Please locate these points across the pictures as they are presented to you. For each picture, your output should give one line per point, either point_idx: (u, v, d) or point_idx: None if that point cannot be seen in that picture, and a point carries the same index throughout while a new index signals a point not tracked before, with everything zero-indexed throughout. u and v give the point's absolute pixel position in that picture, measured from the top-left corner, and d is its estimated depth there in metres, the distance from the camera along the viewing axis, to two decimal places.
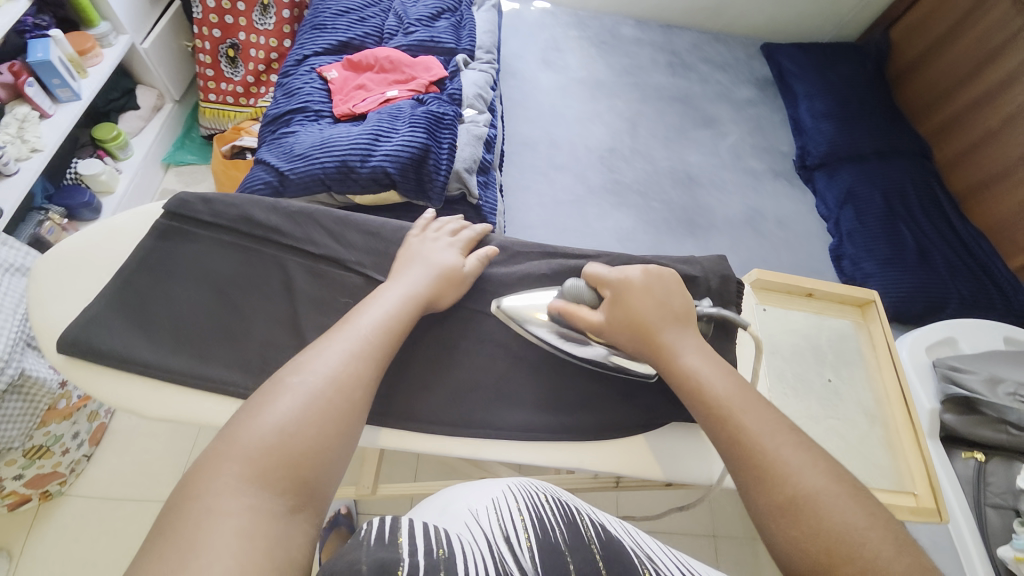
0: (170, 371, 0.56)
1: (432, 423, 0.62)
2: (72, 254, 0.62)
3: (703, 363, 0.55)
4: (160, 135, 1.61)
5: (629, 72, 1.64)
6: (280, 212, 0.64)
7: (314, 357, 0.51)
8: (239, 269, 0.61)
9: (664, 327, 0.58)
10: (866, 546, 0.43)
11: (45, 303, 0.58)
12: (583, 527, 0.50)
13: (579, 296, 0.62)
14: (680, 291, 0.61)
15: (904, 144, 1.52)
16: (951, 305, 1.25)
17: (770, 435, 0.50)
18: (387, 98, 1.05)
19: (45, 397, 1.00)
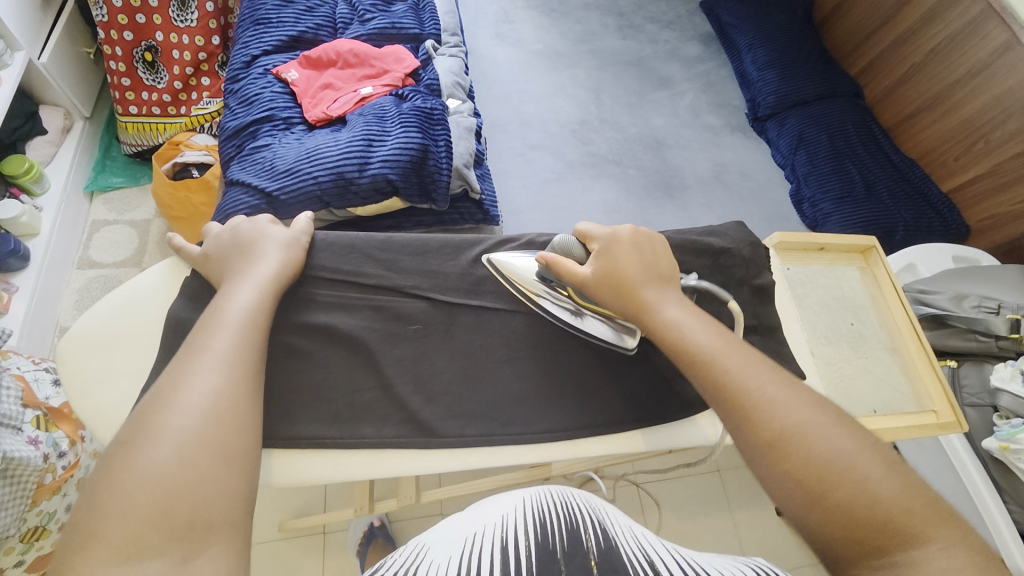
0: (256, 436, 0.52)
1: (520, 433, 0.57)
2: (100, 331, 0.56)
3: (684, 314, 0.53)
4: (76, 161, 1.41)
5: (582, 38, 1.62)
6: (319, 247, 0.61)
7: (178, 385, 0.45)
8: (300, 317, 0.57)
9: (648, 285, 0.55)
10: (858, 468, 0.42)
11: (86, 390, 0.54)
12: (583, 530, 0.49)
13: (569, 250, 0.59)
14: (664, 252, 0.59)
15: (841, 86, 1.63)
16: (899, 230, 1.39)
17: (751, 374, 0.48)
18: (362, 96, 0.98)
19: (31, 474, 0.90)
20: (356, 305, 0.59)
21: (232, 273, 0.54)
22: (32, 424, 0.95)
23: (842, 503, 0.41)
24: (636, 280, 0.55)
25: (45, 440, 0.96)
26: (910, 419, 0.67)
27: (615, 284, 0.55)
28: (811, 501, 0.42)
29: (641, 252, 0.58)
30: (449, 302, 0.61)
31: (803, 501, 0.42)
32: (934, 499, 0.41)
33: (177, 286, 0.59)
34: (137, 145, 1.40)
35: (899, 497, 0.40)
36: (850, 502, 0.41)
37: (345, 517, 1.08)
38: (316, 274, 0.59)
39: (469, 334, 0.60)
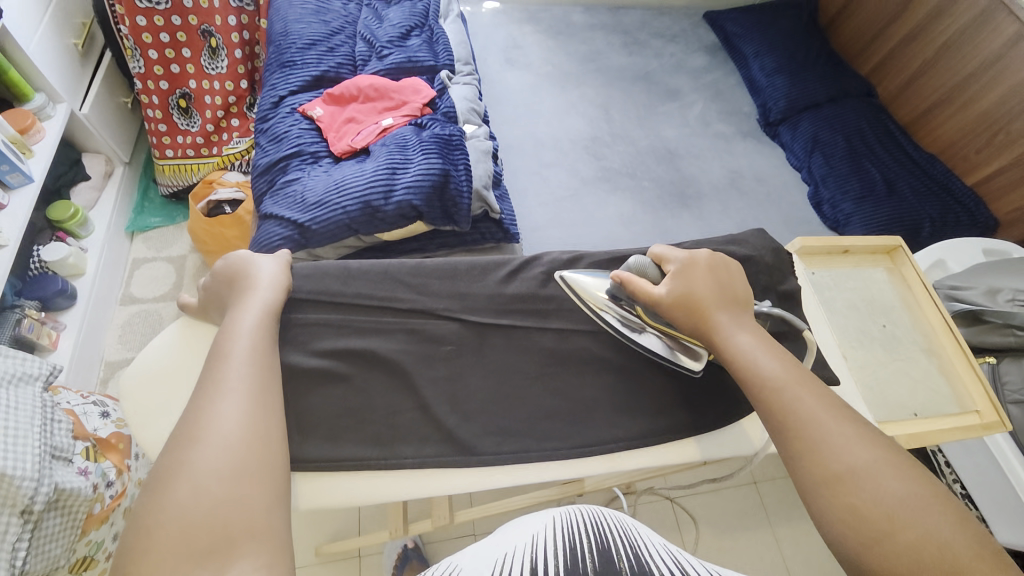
0: (303, 460, 0.54)
1: (555, 448, 0.58)
2: (156, 364, 0.60)
3: (756, 344, 0.56)
4: (117, 204, 1.50)
5: (589, 58, 1.66)
6: (354, 274, 0.64)
7: (205, 413, 0.47)
8: (338, 344, 0.59)
9: (722, 311, 0.58)
10: (918, 518, 0.44)
11: (147, 421, 0.57)
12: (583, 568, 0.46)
13: (644, 269, 0.62)
14: (738, 278, 0.62)
15: (852, 87, 1.63)
16: (925, 227, 1.36)
17: (821, 409, 0.51)
18: (384, 127, 1.03)
19: (82, 504, 0.94)
20: (395, 330, 0.61)
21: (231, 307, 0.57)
22: (82, 455, 0.99)
23: (903, 548, 0.43)
24: (712, 305, 0.58)
25: (94, 470, 1.00)
26: (954, 421, 0.65)
27: (691, 306, 0.58)
28: (871, 544, 0.44)
29: (716, 277, 0.61)
30: (480, 322, 0.63)
31: (862, 542, 0.45)
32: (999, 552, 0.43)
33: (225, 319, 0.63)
34: (173, 185, 1.49)
35: (963, 542, 0.43)
36: (914, 550, 0.43)
37: (380, 539, 1.09)
38: (352, 300, 0.62)
39: (499, 351, 0.62)
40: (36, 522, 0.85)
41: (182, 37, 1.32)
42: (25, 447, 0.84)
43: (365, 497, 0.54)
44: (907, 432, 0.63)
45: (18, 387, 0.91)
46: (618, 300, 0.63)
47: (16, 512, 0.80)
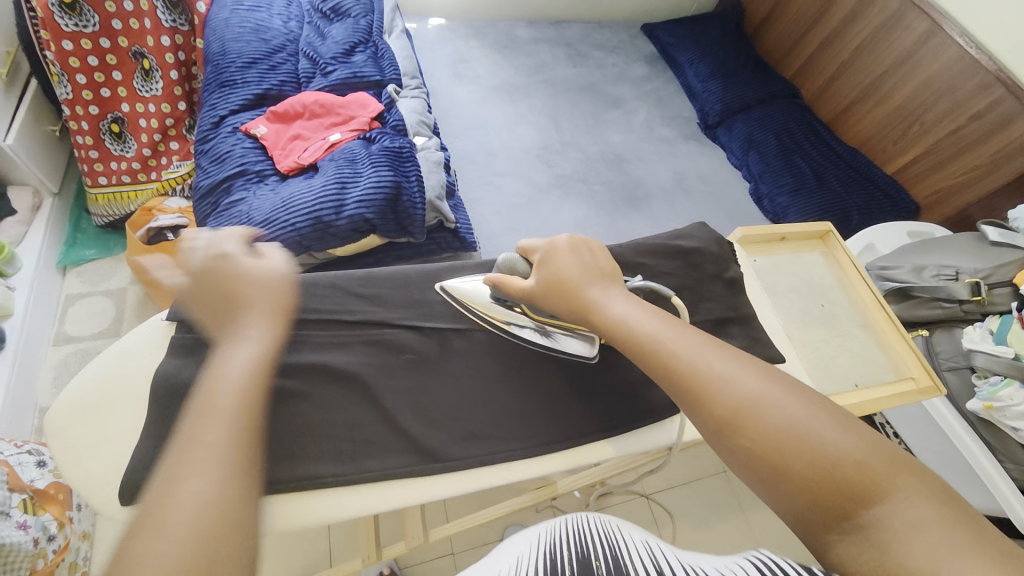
0: (265, 485, 0.50)
1: (521, 447, 0.58)
2: (94, 396, 0.56)
3: (629, 308, 0.54)
4: (48, 237, 1.41)
5: (535, 70, 1.71)
6: (300, 288, 0.61)
7: (194, 455, 0.42)
8: (292, 360, 0.57)
9: (592, 286, 0.57)
10: (816, 437, 0.43)
11: (86, 456, 0.53)
12: (562, 561, 0.44)
13: (513, 267, 0.61)
14: (604, 252, 0.61)
15: (779, 89, 1.76)
16: (855, 214, 1.47)
17: (699, 353, 0.50)
18: (332, 143, 1.02)
19: (24, 559, 0.87)
20: (353, 344, 0.59)
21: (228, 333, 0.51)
22: (19, 509, 0.90)
23: (800, 474, 0.42)
24: (579, 284, 0.56)
25: (33, 524, 0.91)
26: (891, 388, 0.69)
27: (564, 290, 0.57)
28: (775, 477, 0.43)
29: (580, 255, 0.59)
30: (438, 329, 0.62)
31: (764, 476, 0.44)
32: (895, 453, 0.42)
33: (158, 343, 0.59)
34: (109, 215, 1.41)
35: (856, 455, 0.42)
36: (807, 476, 0.42)
37: (354, 568, 1.04)
38: (307, 316, 0.59)
39: (460, 357, 0.62)
40: None
41: (113, 59, 1.26)
42: None
43: (329, 517, 0.52)
44: (847, 401, 0.67)
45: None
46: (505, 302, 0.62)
47: None
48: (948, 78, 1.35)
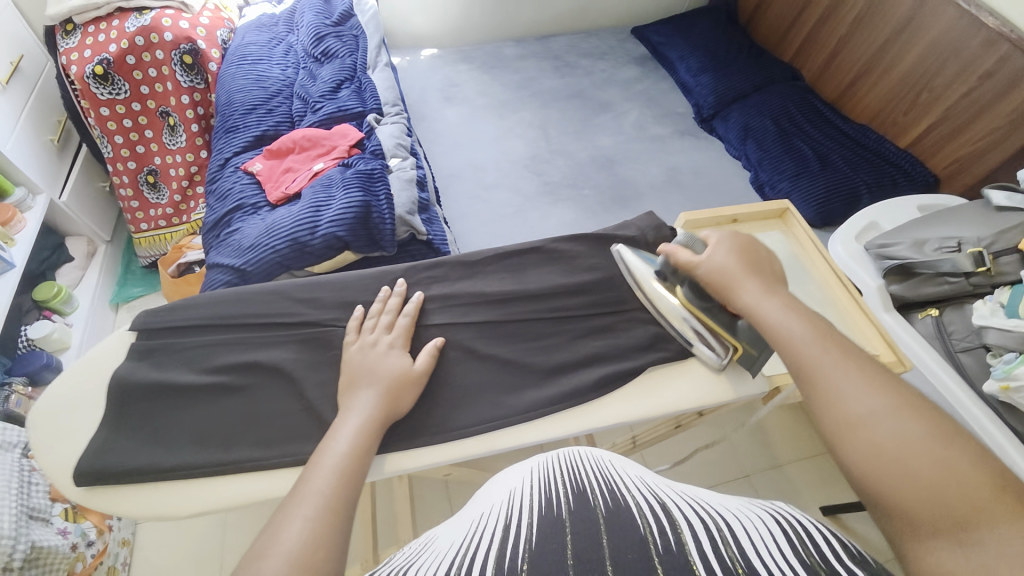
0: (195, 469, 0.52)
1: (439, 433, 0.57)
2: (61, 388, 0.56)
3: (786, 311, 0.54)
4: (102, 278, 1.61)
5: (523, 85, 1.77)
6: (241, 298, 0.62)
7: (283, 524, 0.41)
8: (231, 358, 0.58)
9: (753, 281, 0.57)
10: (937, 461, 0.41)
11: (53, 445, 0.53)
12: (590, 494, 0.44)
13: (692, 245, 0.63)
14: (769, 251, 0.63)
15: (776, 74, 1.70)
16: (865, 193, 1.38)
17: (846, 369, 0.49)
18: (316, 172, 1.11)
19: (61, 561, 0.98)
20: (284, 342, 0.60)
21: (350, 392, 0.53)
22: (61, 517, 1.02)
23: (907, 494, 0.40)
24: (742, 277, 0.57)
25: (74, 530, 1.03)
26: None
27: (721, 281, 0.58)
28: (889, 486, 0.42)
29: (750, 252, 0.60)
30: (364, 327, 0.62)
31: (874, 490, 0.43)
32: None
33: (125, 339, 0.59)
34: (155, 255, 1.60)
35: (979, 485, 0.38)
36: (920, 491, 0.40)
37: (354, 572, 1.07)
38: (244, 320, 0.61)
39: None
40: None
41: (144, 120, 1.46)
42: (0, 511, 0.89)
43: (246, 502, 0.51)
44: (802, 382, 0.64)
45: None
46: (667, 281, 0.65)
47: None
48: (952, 39, 1.26)
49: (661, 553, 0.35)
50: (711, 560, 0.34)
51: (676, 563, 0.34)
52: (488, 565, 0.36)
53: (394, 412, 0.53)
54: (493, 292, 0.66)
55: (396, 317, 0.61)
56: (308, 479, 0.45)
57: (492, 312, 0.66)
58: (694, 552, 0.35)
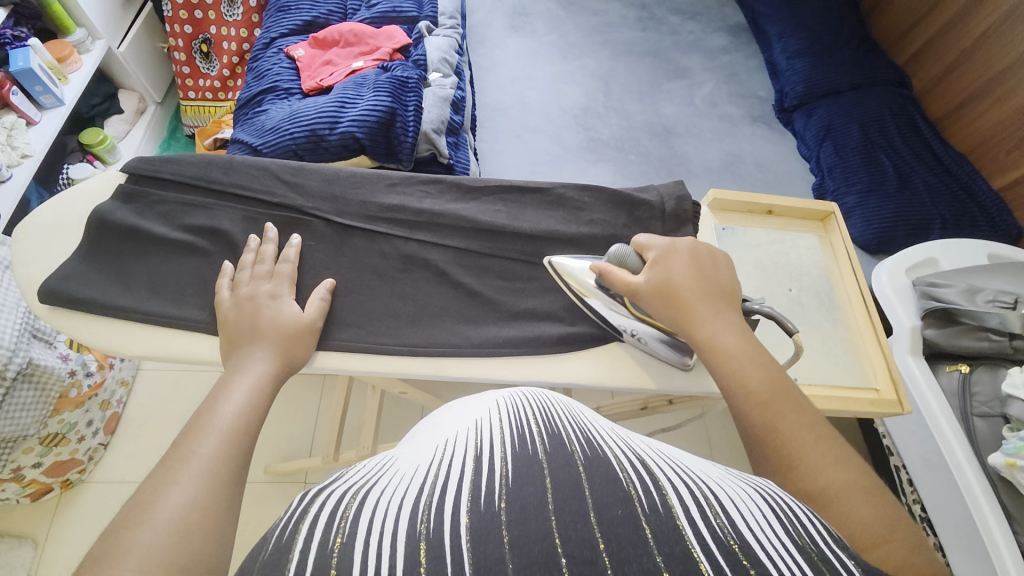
0: (148, 315, 0.52)
1: (387, 343, 0.56)
2: (46, 213, 0.56)
3: (743, 345, 0.48)
4: (147, 136, 1.66)
5: (598, 30, 1.63)
6: (229, 166, 0.61)
7: (156, 494, 0.37)
8: (206, 222, 0.57)
9: (705, 302, 0.50)
10: (891, 548, 0.34)
11: (27, 262, 0.53)
12: (567, 438, 0.36)
13: (624, 260, 0.54)
14: (728, 266, 0.54)
15: (882, 75, 1.49)
16: (935, 227, 1.24)
17: (805, 430, 0.42)
18: (354, 69, 1.07)
19: (55, 384, 1.07)
20: (260, 218, 0.59)
21: (237, 351, 0.49)
22: (65, 344, 1.12)
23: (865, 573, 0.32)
24: (693, 296, 0.50)
25: (75, 359, 1.14)
26: (846, 392, 0.61)
27: (671, 296, 0.51)
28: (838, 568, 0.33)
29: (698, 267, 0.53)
30: (345, 224, 0.60)
31: None
32: None
33: (114, 182, 0.59)
34: (196, 125, 1.63)
35: None
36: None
37: (314, 465, 1.10)
38: (227, 188, 0.60)
39: (356, 252, 0.60)
40: (7, 388, 0.98)
41: None
42: (7, 323, 0.97)
43: (186, 360, 0.51)
44: None
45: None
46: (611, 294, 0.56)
47: None
48: None
49: (646, 512, 0.30)
50: (701, 527, 0.29)
51: (663, 525, 0.29)
52: (458, 509, 0.29)
53: (292, 368, 0.50)
54: (482, 221, 0.62)
55: (275, 264, 0.55)
56: (198, 437, 0.41)
57: (476, 241, 0.62)
58: (683, 520, 0.29)
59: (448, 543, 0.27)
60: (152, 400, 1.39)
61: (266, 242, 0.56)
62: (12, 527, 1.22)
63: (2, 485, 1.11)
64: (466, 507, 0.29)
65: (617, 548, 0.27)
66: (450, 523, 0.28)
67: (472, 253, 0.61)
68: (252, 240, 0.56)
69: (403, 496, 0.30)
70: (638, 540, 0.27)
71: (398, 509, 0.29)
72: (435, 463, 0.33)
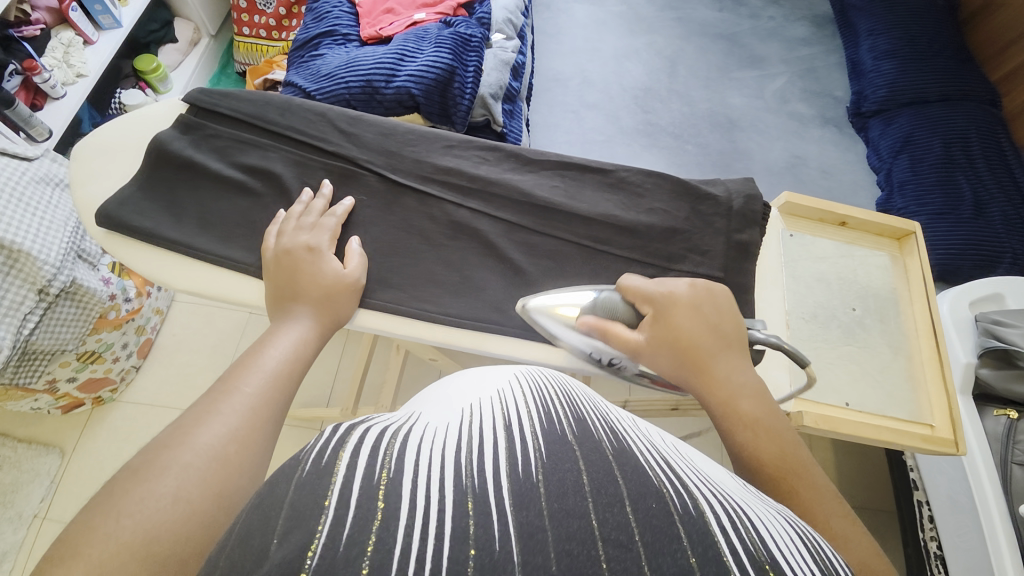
0: (197, 251, 0.51)
1: (427, 310, 0.54)
2: (105, 137, 0.55)
3: (760, 410, 0.43)
4: (199, 69, 1.65)
5: (672, 6, 1.54)
6: (285, 108, 0.59)
7: (195, 424, 0.37)
8: (260, 162, 0.56)
9: (718, 358, 0.45)
10: None
11: (86, 185, 0.53)
12: (595, 424, 0.31)
13: (615, 313, 0.49)
14: (730, 311, 0.49)
15: (976, 89, 1.37)
16: (1005, 261, 1.16)
17: (828, 508, 0.36)
18: (414, 21, 1.03)
19: (95, 305, 1.10)
20: (314, 165, 0.57)
21: (283, 306, 0.48)
22: (108, 268, 1.16)
23: None
24: (703, 350, 0.45)
25: (115, 283, 1.17)
26: (899, 425, 0.57)
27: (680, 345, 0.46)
28: None
29: (702, 315, 0.48)
30: (399, 181, 0.58)
31: None
32: None
33: (176, 113, 0.57)
34: (247, 64, 1.61)
35: None
36: None
37: (332, 415, 1.12)
38: (282, 131, 0.57)
39: (405, 212, 0.57)
40: (50, 303, 1.01)
41: None
42: (54, 241, 0.98)
43: (227, 300, 0.51)
44: (833, 417, 0.56)
45: (48, 189, 1.02)
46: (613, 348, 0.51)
47: (35, 288, 0.96)
48: None
49: (679, 511, 0.24)
50: (734, 535, 0.23)
51: (698, 529, 0.23)
52: (490, 467, 0.24)
53: (332, 326, 0.49)
54: (539, 197, 0.59)
55: (321, 217, 0.53)
56: (242, 375, 0.42)
57: (530, 217, 0.59)
58: (715, 526, 0.23)
59: (493, 502, 0.22)
60: (185, 331, 1.44)
61: (318, 198, 0.54)
62: (45, 434, 1.29)
63: (36, 395, 1.14)
64: (498, 468, 0.24)
65: (653, 540, 0.21)
66: (483, 485, 0.23)
67: (524, 228, 0.58)
68: (303, 194, 0.54)
69: (432, 443, 0.25)
70: (673, 537, 0.22)
71: (434, 455, 0.24)
72: (465, 419, 0.28)
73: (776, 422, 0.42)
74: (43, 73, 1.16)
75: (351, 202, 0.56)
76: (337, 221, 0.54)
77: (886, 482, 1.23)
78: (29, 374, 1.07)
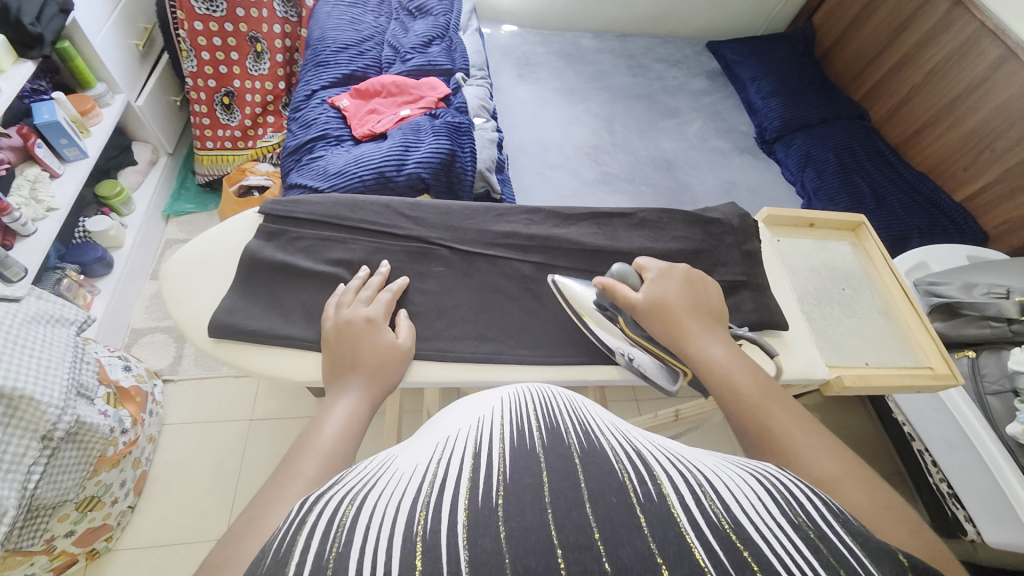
0: (312, 342, 0.58)
1: (522, 354, 0.63)
2: (196, 254, 0.65)
3: (731, 358, 0.52)
4: (159, 187, 1.65)
5: (596, 77, 1.80)
6: (355, 205, 0.70)
7: (267, 509, 0.37)
8: (344, 255, 0.66)
9: (694, 320, 0.55)
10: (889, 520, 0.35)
11: (185, 299, 0.61)
12: (565, 431, 0.35)
13: (625, 277, 0.60)
14: (715, 292, 0.61)
15: (844, 110, 1.74)
16: (914, 236, 1.42)
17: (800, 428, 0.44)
18: (401, 116, 1.15)
19: (98, 442, 1.01)
20: (392, 249, 0.67)
21: (338, 378, 0.52)
22: (103, 400, 1.08)
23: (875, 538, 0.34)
24: (684, 313, 0.55)
25: (112, 415, 1.09)
26: (908, 371, 0.71)
27: (663, 315, 0.55)
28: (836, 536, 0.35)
29: (692, 289, 0.59)
30: (468, 250, 0.69)
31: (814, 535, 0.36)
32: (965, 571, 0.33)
33: (253, 225, 0.68)
34: (210, 174, 1.65)
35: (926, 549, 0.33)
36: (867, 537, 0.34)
37: None
38: (358, 224, 0.68)
39: (481, 276, 0.68)
40: (54, 450, 0.92)
41: (232, 41, 1.47)
42: (56, 380, 0.90)
43: None
44: (858, 373, 0.69)
45: (42, 326, 0.96)
46: (607, 311, 0.61)
47: (38, 436, 0.86)
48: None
49: (640, 500, 0.28)
50: (695, 514, 0.28)
51: (659, 514, 0.27)
52: (456, 502, 0.28)
53: (385, 392, 0.53)
54: (586, 243, 0.71)
55: (377, 293, 0.61)
56: (303, 458, 0.42)
57: (582, 261, 0.70)
58: (677, 506, 0.28)
59: (444, 543, 0.25)
60: (181, 455, 1.33)
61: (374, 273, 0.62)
62: None
63: (31, 559, 1.01)
64: (461, 505, 0.28)
65: (611, 533, 0.26)
66: (437, 531, 0.26)
67: (581, 272, 0.69)
68: (362, 270, 0.63)
69: (397, 501, 0.29)
70: (631, 527, 0.26)
71: (396, 511, 0.28)
72: (434, 461, 0.32)
73: (745, 364, 0.52)
74: (13, 212, 1.13)
75: (404, 281, 0.63)
76: (389, 294, 0.61)
77: (884, 446, 1.37)
78: (29, 536, 0.96)
